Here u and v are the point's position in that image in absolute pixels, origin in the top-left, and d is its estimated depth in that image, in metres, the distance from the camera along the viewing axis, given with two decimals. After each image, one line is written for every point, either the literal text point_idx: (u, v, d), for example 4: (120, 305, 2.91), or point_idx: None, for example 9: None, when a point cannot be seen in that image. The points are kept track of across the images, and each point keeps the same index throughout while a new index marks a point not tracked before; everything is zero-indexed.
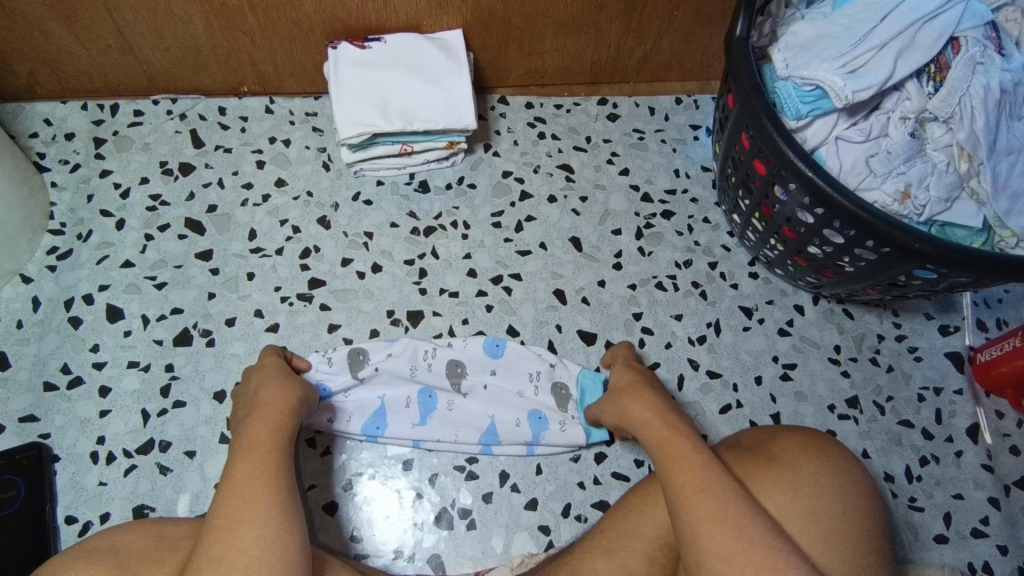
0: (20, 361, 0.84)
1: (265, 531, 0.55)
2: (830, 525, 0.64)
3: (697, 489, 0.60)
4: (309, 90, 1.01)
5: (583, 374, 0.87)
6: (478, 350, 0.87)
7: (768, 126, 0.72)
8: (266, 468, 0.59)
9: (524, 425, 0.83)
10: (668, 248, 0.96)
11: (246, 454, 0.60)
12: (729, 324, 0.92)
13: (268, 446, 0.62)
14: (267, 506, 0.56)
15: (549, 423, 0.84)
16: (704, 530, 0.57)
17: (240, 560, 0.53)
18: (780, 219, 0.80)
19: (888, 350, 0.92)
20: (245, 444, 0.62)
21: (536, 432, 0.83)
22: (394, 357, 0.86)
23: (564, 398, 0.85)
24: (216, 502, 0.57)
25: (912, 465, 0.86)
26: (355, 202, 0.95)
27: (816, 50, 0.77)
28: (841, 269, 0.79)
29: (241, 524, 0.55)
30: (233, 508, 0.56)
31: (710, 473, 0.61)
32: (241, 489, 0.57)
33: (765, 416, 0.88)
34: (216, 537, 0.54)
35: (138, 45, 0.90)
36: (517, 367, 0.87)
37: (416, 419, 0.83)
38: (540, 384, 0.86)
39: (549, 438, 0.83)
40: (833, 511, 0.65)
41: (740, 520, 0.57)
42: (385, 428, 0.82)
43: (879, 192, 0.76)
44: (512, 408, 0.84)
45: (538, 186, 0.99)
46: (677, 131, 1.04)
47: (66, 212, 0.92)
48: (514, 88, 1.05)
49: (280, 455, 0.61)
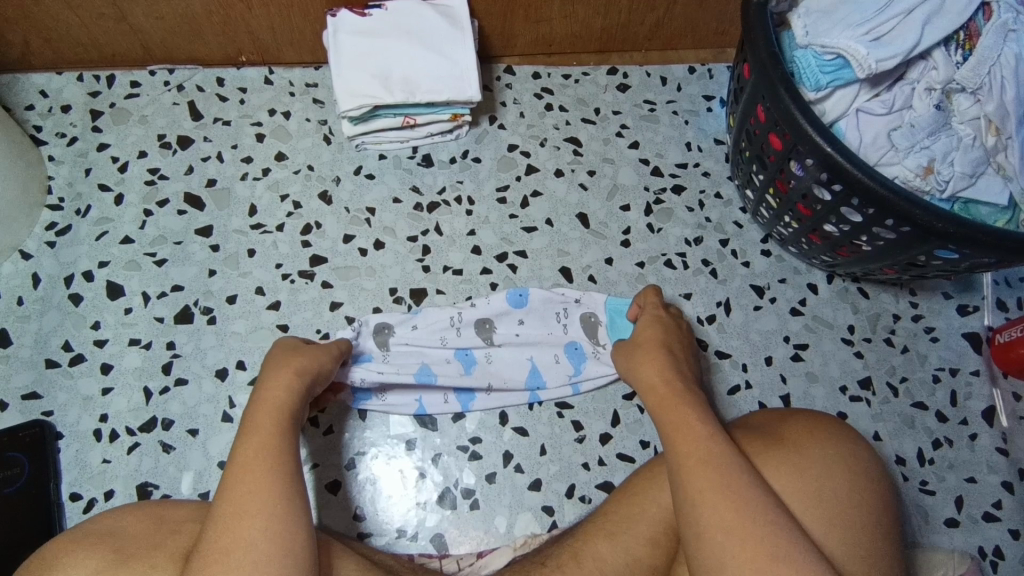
0: (22, 338, 0.83)
1: (270, 520, 0.54)
2: (836, 508, 0.62)
3: (699, 454, 0.59)
4: (309, 59, 0.98)
5: (609, 302, 0.87)
6: (504, 303, 0.86)
7: (784, 94, 0.68)
8: (269, 450, 0.58)
9: (564, 362, 0.84)
10: (678, 224, 0.94)
11: (250, 437, 0.59)
12: (739, 303, 0.90)
13: (271, 427, 0.60)
14: (270, 493, 0.55)
15: (586, 354, 0.85)
16: (701, 496, 0.57)
17: (248, 554, 0.52)
18: (795, 196, 0.77)
19: (904, 331, 0.90)
20: (249, 427, 0.61)
21: (576, 364, 0.84)
22: (419, 329, 0.84)
23: (594, 327, 0.86)
24: (222, 487, 0.56)
25: (924, 448, 0.84)
26: (357, 177, 0.93)
27: (839, 16, 0.73)
28: (858, 248, 0.77)
29: (246, 515, 0.54)
30: (238, 496, 0.55)
31: (714, 441, 0.60)
32: (245, 475, 0.56)
33: (775, 398, 0.86)
34: (224, 528, 0.54)
35: (131, 14, 0.87)
36: (544, 312, 0.86)
37: (459, 378, 0.83)
38: (569, 322, 0.86)
39: (590, 370, 0.84)
40: (838, 495, 0.63)
41: (743, 492, 0.56)
42: (435, 377, 0.82)
43: (902, 167, 0.72)
44: (548, 347, 0.85)
45: (545, 160, 0.96)
46: (689, 102, 1.01)
47: (64, 187, 0.91)
48: (520, 58, 1.01)
49: (285, 437, 0.60)
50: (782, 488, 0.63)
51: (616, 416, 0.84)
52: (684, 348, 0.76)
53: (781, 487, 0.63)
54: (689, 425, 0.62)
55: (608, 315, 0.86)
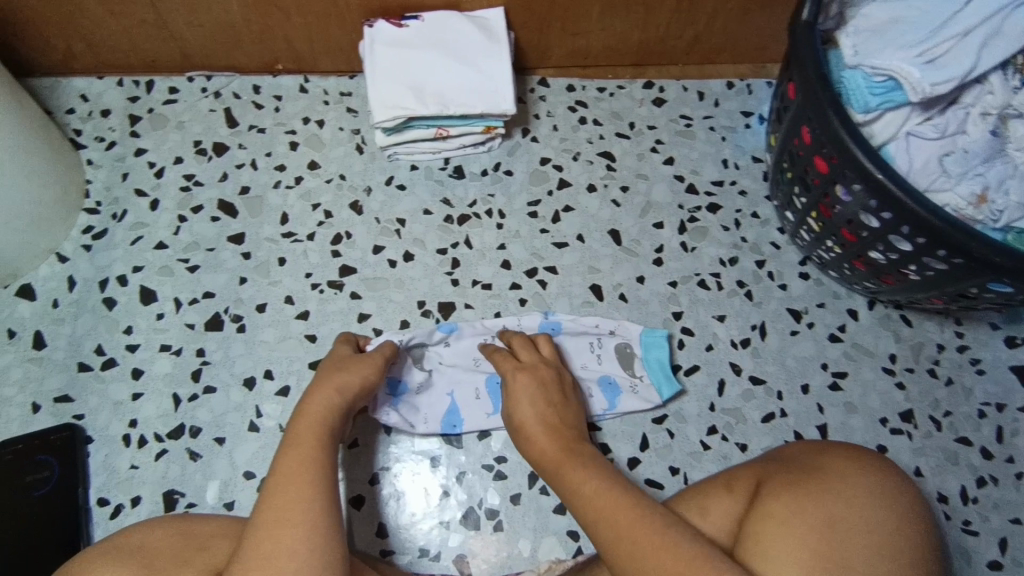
0: (56, 341, 0.84)
1: (308, 528, 0.54)
2: (884, 540, 0.58)
3: (598, 510, 0.60)
4: (344, 69, 0.98)
5: (644, 335, 0.85)
6: (535, 329, 0.85)
7: (833, 117, 0.66)
8: (308, 462, 0.59)
9: (599, 397, 0.82)
10: (713, 244, 0.92)
11: (292, 448, 0.60)
12: (776, 328, 0.87)
13: (312, 440, 0.61)
14: (309, 503, 0.55)
15: (621, 387, 0.83)
16: (615, 550, 0.57)
17: (288, 561, 0.51)
18: (839, 221, 0.74)
19: (948, 361, 0.86)
20: (290, 439, 0.62)
21: (611, 399, 0.82)
22: (454, 352, 0.84)
23: (629, 359, 0.84)
24: (260, 498, 0.56)
25: (968, 486, 0.81)
26: (389, 187, 0.93)
27: (889, 36, 0.71)
28: (905, 277, 0.73)
29: (287, 522, 0.54)
30: (279, 504, 0.55)
31: (609, 493, 0.61)
32: (287, 485, 0.56)
33: (811, 427, 0.83)
34: (263, 534, 0.53)
35: (172, 21, 0.88)
36: (576, 343, 0.84)
37: (490, 410, 0.81)
38: (603, 353, 0.84)
39: (625, 404, 0.82)
40: (886, 526, 0.59)
41: (654, 528, 0.56)
42: (461, 423, 0.81)
43: (953, 194, 0.69)
44: (581, 380, 0.83)
45: (578, 175, 0.94)
46: (727, 118, 0.99)
47: (102, 191, 0.92)
48: (555, 69, 1.00)
49: (323, 450, 0.61)
50: (820, 514, 0.59)
51: (644, 441, 0.82)
52: (572, 411, 0.74)
53: (818, 512, 0.60)
54: (583, 491, 0.62)
55: (644, 347, 0.84)
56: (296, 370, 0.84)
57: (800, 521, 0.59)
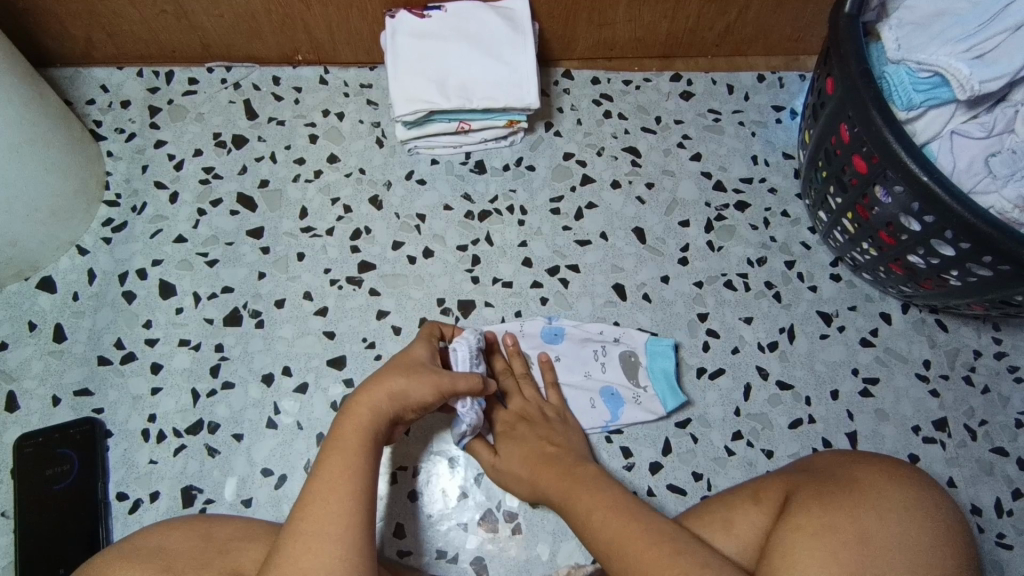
0: (76, 334, 0.84)
1: (346, 543, 0.54)
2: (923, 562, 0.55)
3: (612, 538, 0.59)
4: (365, 59, 0.96)
5: (648, 343, 0.82)
6: (537, 336, 0.84)
7: (876, 115, 0.63)
8: (349, 470, 0.58)
9: (600, 408, 0.80)
10: (740, 243, 0.89)
11: (333, 454, 0.59)
12: (805, 331, 0.85)
13: (353, 447, 0.60)
14: (344, 515, 0.55)
15: (623, 399, 0.81)
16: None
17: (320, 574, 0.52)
18: (878, 222, 0.71)
19: (985, 368, 0.83)
20: (332, 443, 0.61)
21: (613, 409, 0.80)
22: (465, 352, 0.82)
23: (634, 368, 0.82)
24: (296, 506, 0.56)
25: (1003, 497, 0.78)
26: (409, 181, 0.91)
27: (935, 29, 0.67)
28: (945, 282, 0.71)
29: (322, 535, 0.54)
30: (316, 516, 0.55)
31: (623, 519, 0.60)
32: (326, 494, 0.56)
33: (840, 435, 0.80)
34: (299, 544, 0.53)
35: (192, 11, 0.87)
36: (579, 352, 0.83)
37: None
38: (607, 361, 0.82)
39: (628, 415, 0.80)
40: (926, 545, 0.56)
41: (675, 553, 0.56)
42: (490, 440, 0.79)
43: (999, 196, 0.65)
44: (582, 391, 0.81)
45: (601, 171, 0.92)
46: (757, 112, 0.95)
47: (121, 183, 0.91)
48: (580, 61, 0.97)
49: (363, 456, 0.60)
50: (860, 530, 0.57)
51: (667, 445, 0.80)
52: (567, 442, 0.74)
53: (857, 527, 0.57)
54: (592, 521, 0.62)
55: (650, 356, 0.82)
56: (314, 367, 0.83)
57: (832, 537, 0.57)
